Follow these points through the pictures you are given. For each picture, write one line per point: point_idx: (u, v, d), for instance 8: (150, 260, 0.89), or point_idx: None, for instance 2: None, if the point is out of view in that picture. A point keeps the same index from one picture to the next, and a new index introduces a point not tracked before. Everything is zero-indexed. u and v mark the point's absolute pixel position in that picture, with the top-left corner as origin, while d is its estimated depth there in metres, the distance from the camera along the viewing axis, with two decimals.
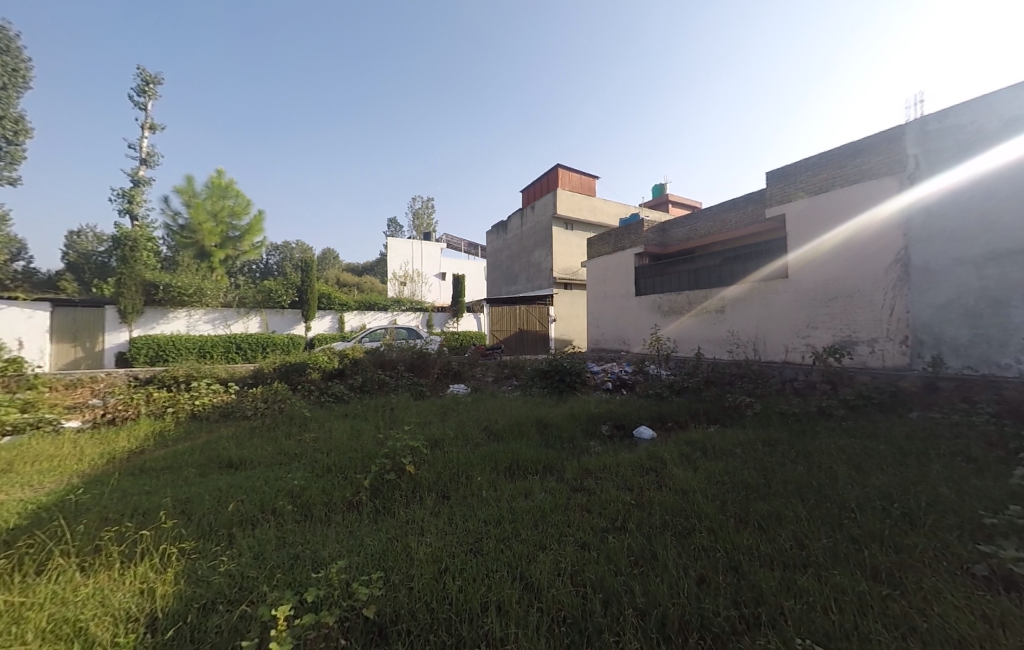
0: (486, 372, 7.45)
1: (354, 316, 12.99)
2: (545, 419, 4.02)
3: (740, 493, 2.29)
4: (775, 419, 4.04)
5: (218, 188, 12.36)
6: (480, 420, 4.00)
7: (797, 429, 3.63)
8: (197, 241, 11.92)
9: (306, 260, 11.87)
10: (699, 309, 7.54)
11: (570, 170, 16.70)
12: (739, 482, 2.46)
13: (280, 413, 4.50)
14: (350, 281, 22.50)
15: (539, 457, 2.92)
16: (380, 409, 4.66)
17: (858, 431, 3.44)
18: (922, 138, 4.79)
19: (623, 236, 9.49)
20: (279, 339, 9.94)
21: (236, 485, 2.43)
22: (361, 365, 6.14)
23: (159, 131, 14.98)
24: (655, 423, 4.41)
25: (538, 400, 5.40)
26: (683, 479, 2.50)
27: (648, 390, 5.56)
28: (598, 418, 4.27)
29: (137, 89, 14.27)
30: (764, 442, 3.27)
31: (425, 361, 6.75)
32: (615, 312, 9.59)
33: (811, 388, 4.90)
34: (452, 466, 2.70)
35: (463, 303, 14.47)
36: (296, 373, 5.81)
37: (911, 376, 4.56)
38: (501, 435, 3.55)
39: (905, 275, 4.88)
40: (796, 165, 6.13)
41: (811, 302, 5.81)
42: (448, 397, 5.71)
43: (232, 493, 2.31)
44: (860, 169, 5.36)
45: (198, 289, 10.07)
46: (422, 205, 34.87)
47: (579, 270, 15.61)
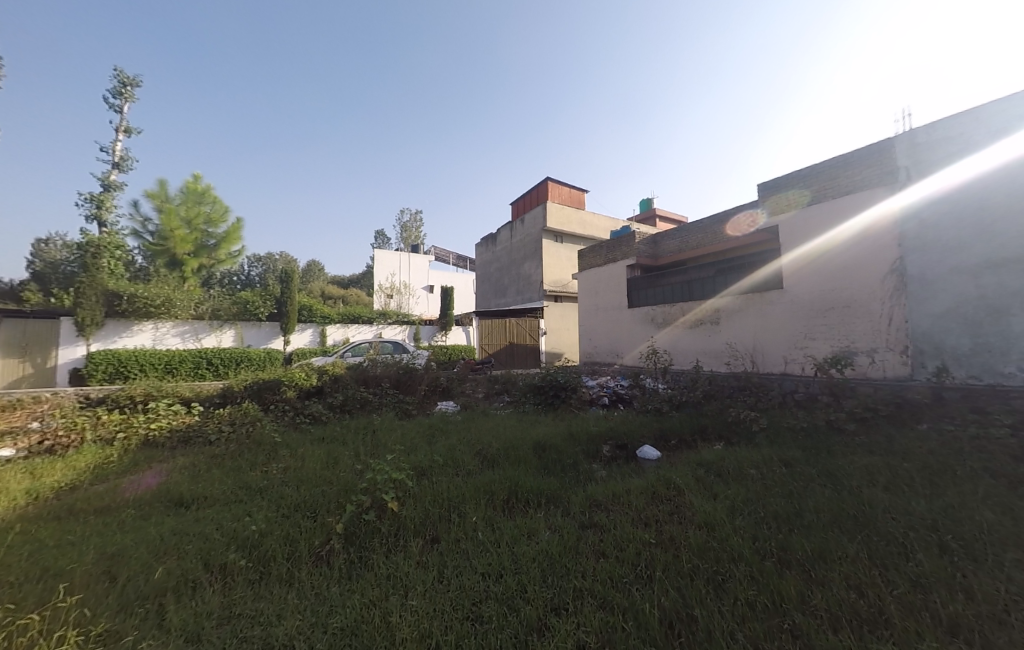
0: (476, 387, 7.09)
1: (336, 329, 12.47)
2: (542, 440, 3.70)
3: (773, 526, 1.99)
4: (785, 437, 3.80)
5: (193, 193, 11.84)
6: (472, 444, 3.64)
7: (810, 446, 3.40)
8: (168, 249, 11.30)
9: (286, 270, 11.38)
10: (693, 321, 7.39)
11: (559, 183, 16.78)
12: (766, 511, 2.16)
13: (247, 438, 4.06)
14: (336, 295, 22.00)
15: (540, 486, 2.58)
16: (361, 431, 4.25)
17: (876, 447, 3.21)
18: (911, 149, 4.79)
19: (614, 248, 9.39)
20: (254, 354, 9.40)
21: (181, 534, 2.09)
22: (342, 381, 5.71)
23: (134, 135, 14.41)
24: (658, 441, 4.12)
25: (533, 417, 5.08)
26: (705, 509, 2.20)
27: (647, 406, 5.35)
28: (598, 438, 3.97)
29: (114, 91, 13.76)
30: (781, 463, 3.00)
31: (412, 377, 6.37)
32: (608, 325, 9.39)
33: (813, 400, 4.72)
34: (441, 501, 2.36)
35: (451, 316, 14.12)
36: (269, 392, 5.30)
37: (916, 385, 4.40)
38: (496, 461, 3.21)
39: (901, 284, 4.80)
40: (788, 176, 6.10)
41: (808, 313, 5.69)
42: (436, 416, 5.35)
43: (175, 544, 1.98)
44: (852, 180, 5.33)
45: (167, 300, 9.47)
46: (410, 218, 34.74)
47: (569, 283, 15.52)
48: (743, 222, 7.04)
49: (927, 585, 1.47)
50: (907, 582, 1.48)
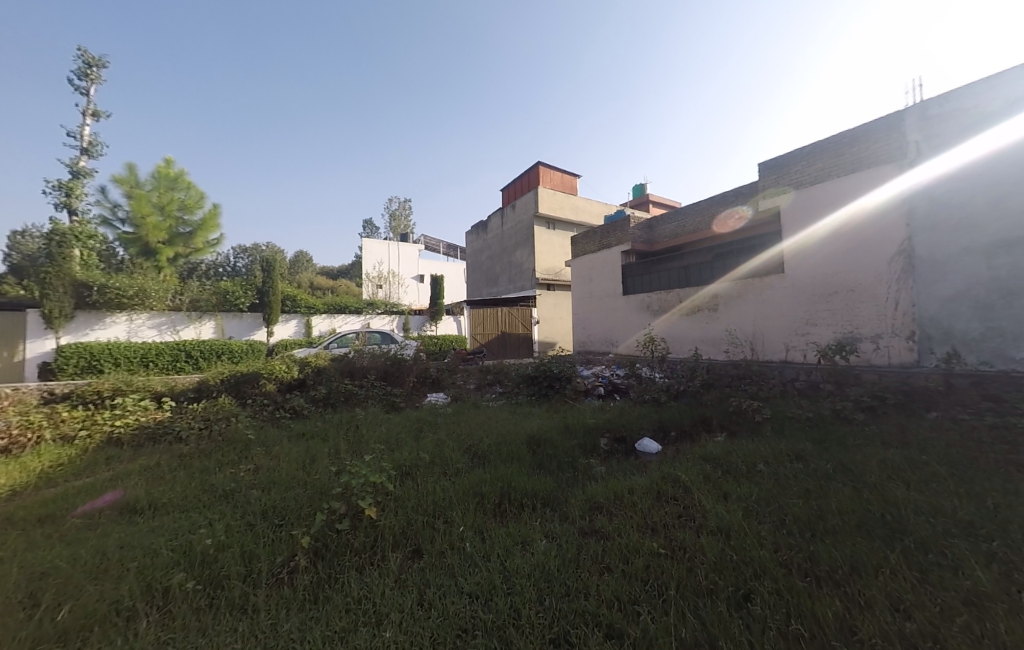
0: (467, 378, 6.86)
1: (322, 320, 12.09)
2: (536, 434, 3.50)
3: (796, 533, 1.80)
4: (790, 428, 3.64)
5: (166, 179, 11.17)
6: (461, 439, 3.42)
7: (818, 437, 3.24)
8: (141, 238, 10.72)
9: (267, 258, 10.90)
10: (691, 308, 7.21)
11: (550, 168, 16.34)
12: (784, 514, 1.97)
13: (221, 435, 3.77)
14: (324, 285, 21.48)
15: (534, 488, 2.36)
16: (344, 425, 4.01)
17: (889, 439, 3.06)
18: (922, 123, 4.57)
19: (608, 233, 9.14)
20: (237, 346, 9.05)
21: (131, 547, 1.86)
22: (325, 374, 5.43)
23: (103, 119, 13.58)
24: (658, 433, 3.95)
25: (527, 410, 4.89)
26: (717, 512, 2.01)
27: (644, 395, 5.18)
28: (595, 432, 3.77)
29: (78, 72, 12.90)
30: (792, 457, 2.84)
31: (401, 368, 6.11)
32: (602, 313, 9.18)
33: (816, 389, 4.58)
34: (426, 506, 2.13)
35: (441, 305, 13.80)
36: (247, 385, 4.95)
37: (923, 372, 4.27)
38: (487, 458, 2.99)
39: (909, 266, 4.63)
40: (790, 155, 5.87)
41: (810, 298, 5.53)
42: (425, 409, 5.12)
43: (122, 560, 1.75)
44: (858, 157, 5.12)
45: (141, 290, 9.02)
46: (400, 206, 34.00)
47: (562, 271, 15.26)
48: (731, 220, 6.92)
49: (984, 608, 1.28)
50: (962, 604, 1.30)
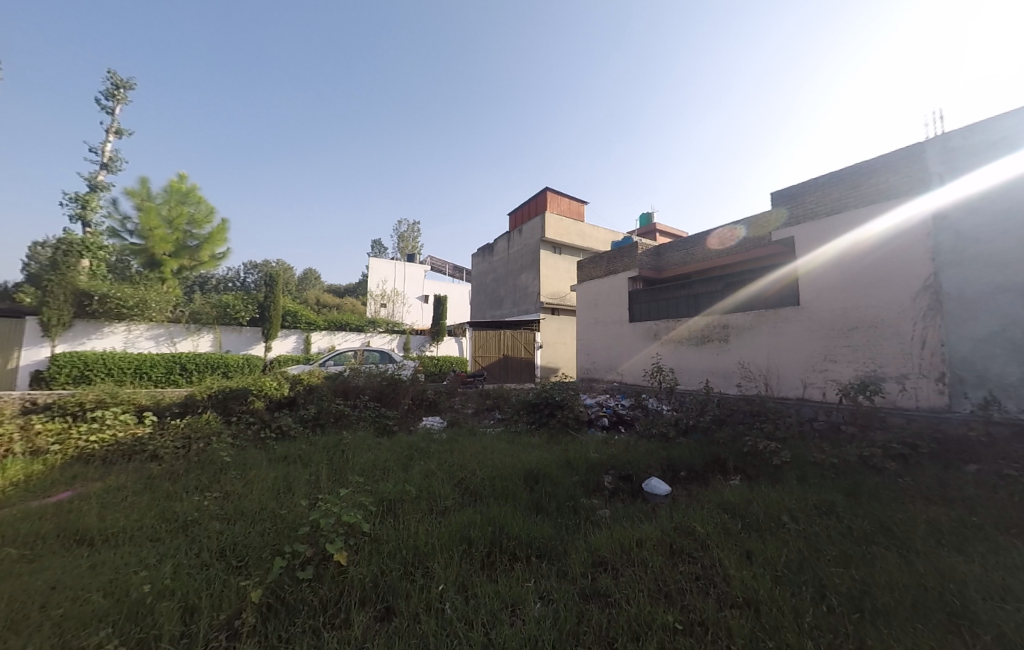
0: (465, 402, 6.59)
1: (322, 336, 11.99)
2: (535, 469, 3.22)
3: (847, 619, 1.52)
4: (813, 474, 3.35)
5: (177, 193, 11.38)
6: (453, 470, 3.15)
7: (846, 488, 2.98)
8: (147, 249, 10.81)
9: (270, 274, 10.91)
10: (701, 338, 6.97)
11: (558, 194, 16.57)
12: (828, 593, 1.68)
13: (200, 454, 3.51)
14: (330, 302, 21.57)
15: (529, 534, 2.08)
16: (329, 449, 3.74)
17: (927, 497, 2.79)
18: (945, 155, 4.48)
19: (615, 259, 9.06)
20: (233, 359, 8.93)
21: (64, 588, 1.52)
22: (317, 392, 5.22)
23: (125, 136, 14.09)
24: (667, 472, 3.65)
25: (526, 439, 4.61)
26: (745, 583, 1.73)
27: (651, 429, 4.90)
28: (599, 468, 3.49)
29: (106, 93, 13.50)
30: (818, 510, 2.58)
31: (396, 390, 5.88)
32: (608, 340, 8.96)
33: (838, 431, 4.28)
34: (401, 552, 1.85)
35: (444, 326, 13.66)
36: (235, 402, 4.69)
37: (956, 419, 3.98)
38: (480, 493, 2.73)
39: (936, 303, 4.41)
40: (805, 185, 5.79)
41: (828, 333, 5.30)
42: (419, 434, 4.86)
43: (44, 608, 1.41)
44: (878, 189, 5.01)
45: (142, 301, 8.92)
46: (408, 227, 34.60)
47: (567, 296, 15.16)
48: (725, 236, 7.21)
49: None
50: None
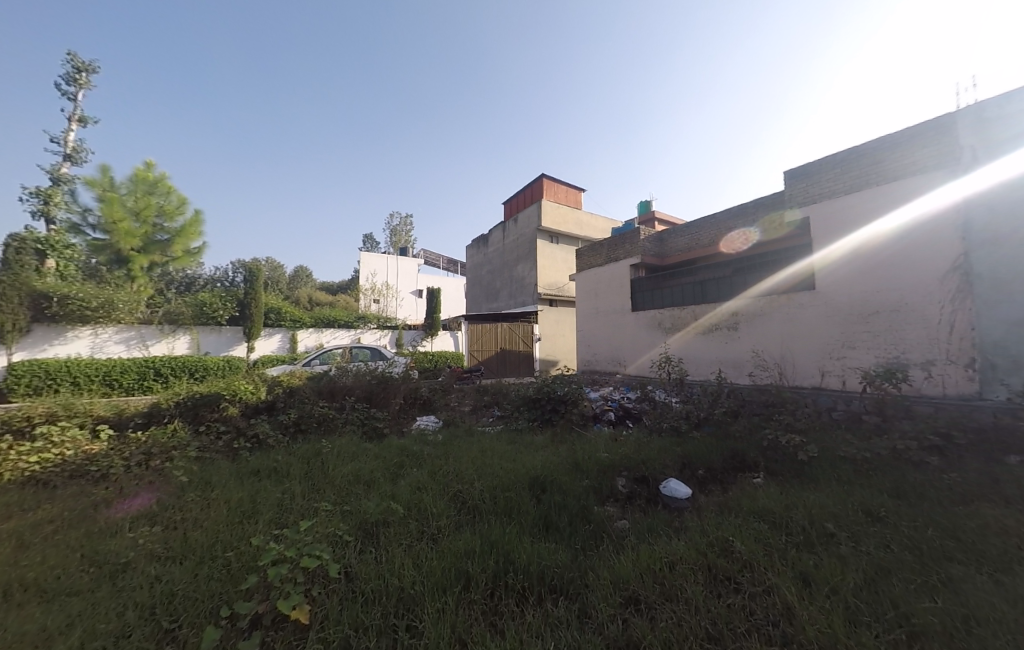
0: (462, 400, 6.23)
1: (308, 334, 11.53)
2: (541, 474, 2.86)
3: None
4: (846, 470, 3.02)
5: (143, 182, 10.69)
6: (448, 481, 2.78)
7: (888, 486, 2.63)
8: (112, 244, 10.05)
9: (250, 268, 10.37)
10: (708, 326, 6.65)
11: (554, 181, 16.06)
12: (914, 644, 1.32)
13: (158, 473, 3.10)
14: (323, 300, 21.08)
15: (539, 565, 1.71)
16: (306, 459, 3.35)
17: (978, 493, 2.46)
18: (978, 126, 4.09)
19: (616, 246, 8.66)
20: (212, 362, 8.54)
21: None
22: (299, 395, 4.83)
23: (90, 124, 13.36)
24: (683, 471, 3.32)
25: (527, 439, 4.26)
26: (807, 631, 1.37)
27: (661, 424, 4.56)
28: (611, 470, 3.14)
29: (67, 78, 12.74)
30: (864, 514, 2.24)
31: (387, 389, 5.49)
32: (609, 330, 8.62)
33: (860, 421, 3.98)
34: (380, 604, 1.48)
35: (438, 320, 13.24)
36: (206, 409, 4.29)
37: (990, 405, 3.67)
38: (479, 509, 2.37)
39: (966, 284, 4.08)
40: (821, 162, 5.40)
41: (847, 318, 4.97)
42: (412, 436, 4.50)
43: None
44: (902, 164, 4.63)
45: (108, 302, 8.42)
46: (401, 221, 33.96)
47: (565, 286, 14.77)
48: (737, 240, 6.64)
49: None
50: None
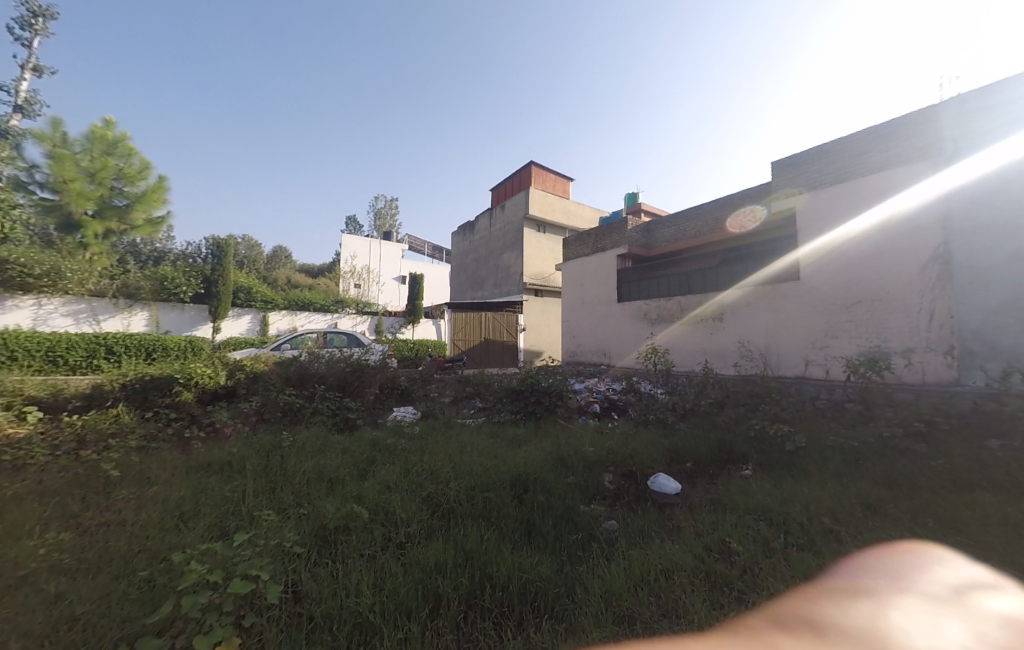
0: (443, 390, 5.97)
1: (280, 317, 11.01)
2: (522, 470, 2.66)
3: None
4: (836, 460, 2.92)
5: (100, 140, 9.79)
6: (420, 480, 2.53)
7: (880, 476, 2.52)
8: (61, 205, 9.26)
9: (217, 243, 9.71)
10: (693, 317, 6.57)
11: (542, 169, 15.73)
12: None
13: (89, 463, 2.74)
14: (301, 283, 20.28)
15: (520, 581, 1.51)
16: (265, 452, 3.04)
17: (971, 482, 2.37)
18: (960, 115, 4.05)
19: (603, 235, 8.49)
20: (173, 343, 8.03)
21: None
22: (263, 382, 4.49)
23: (46, 75, 12.17)
24: (670, 464, 3.17)
25: (509, 432, 4.05)
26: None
27: (648, 417, 4.43)
28: (596, 465, 2.96)
29: (19, 20, 11.49)
30: (861, 507, 2.10)
31: (362, 377, 5.18)
32: (594, 321, 8.48)
33: (842, 409, 3.92)
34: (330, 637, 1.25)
35: (419, 306, 12.86)
36: (157, 394, 3.90)
37: (972, 393, 3.64)
38: (454, 513, 2.15)
39: (945, 274, 4.06)
40: (806, 153, 5.31)
41: (830, 308, 4.93)
42: (387, 428, 4.23)
43: None
44: (885, 156, 4.56)
45: (54, 271, 7.70)
46: (385, 206, 32.95)
47: (550, 277, 14.56)
48: (746, 220, 6.24)
49: None
50: None
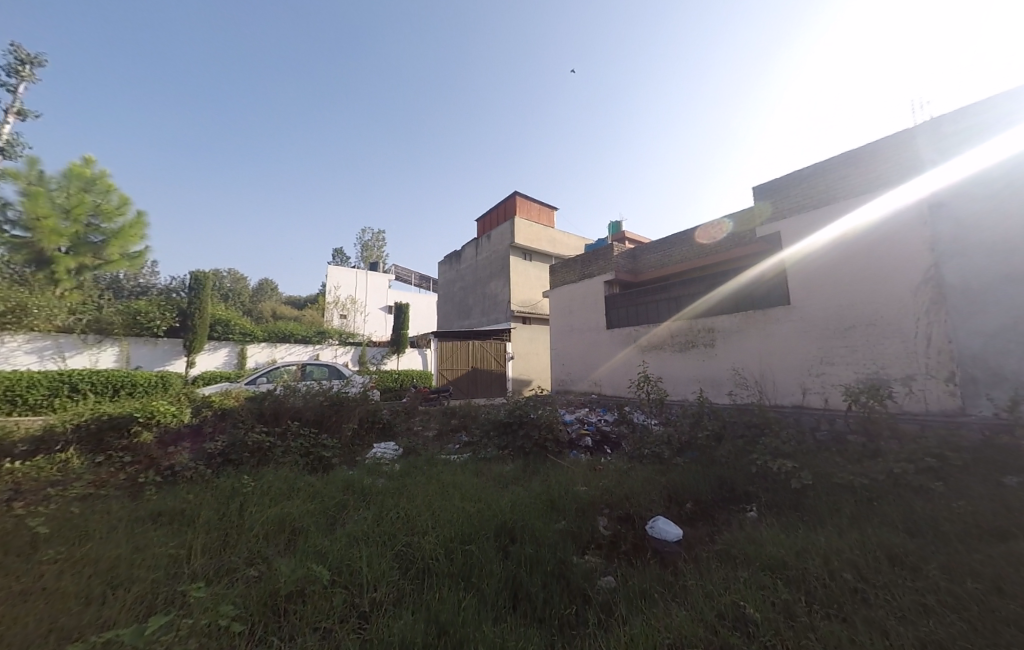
0: (426, 424, 5.66)
1: (260, 350, 10.62)
2: (510, 517, 2.38)
3: None
4: (847, 499, 2.73)
5: (79, 178, 9.67)
6: (396, 530, 2.25)
7: (899, 521, 2.34)
8: (33, 243, 8.99)
9: (196, 275, 9.44)
10: (685, 343, 6.47)
11: (528, 200, 16.05)
12: None
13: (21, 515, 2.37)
14: (286, 315, 19.85)
15: None
16: (223, 499, 2.70)
17: (996, 524, 2.19)
18: (936, 140, 4.20)
19: (590, 262, 8.51)
20: (144, 377, 7.56)
21: None
22: (232, 418, 4.14)
23: (30, 118, 12.20)
24: (671, 506, 2.92)
25: (496, 470, 3.76)
26: None
27: (643, 451, 4.21)
28: (591, 507, 2.70)
29: (8, 68, 11.62)
30: (887, 560, 1.89)
31: (340, 412, 4.86)
32: (584, 348, 8.34)
33: (844, 442, 3.77)
34: None
35: (406, 336, 12.59)
36: (113, 435, 3.54)
37: (976, 424, 3.54)
38: (432, 573, 1.88)
39: (938, 297, 4.05)
40: (788, 178, 5.44)
41: (824, 333, 4.88)
42: (364, 467, 3.90)
43: None
44: (867, 179, 4.68)
45: (20, 306, 7.31)
46: (372, 236, 33.09)
47: (539, 305, 14.54)
48: (714, 231, 6.64)
49: None
50: None
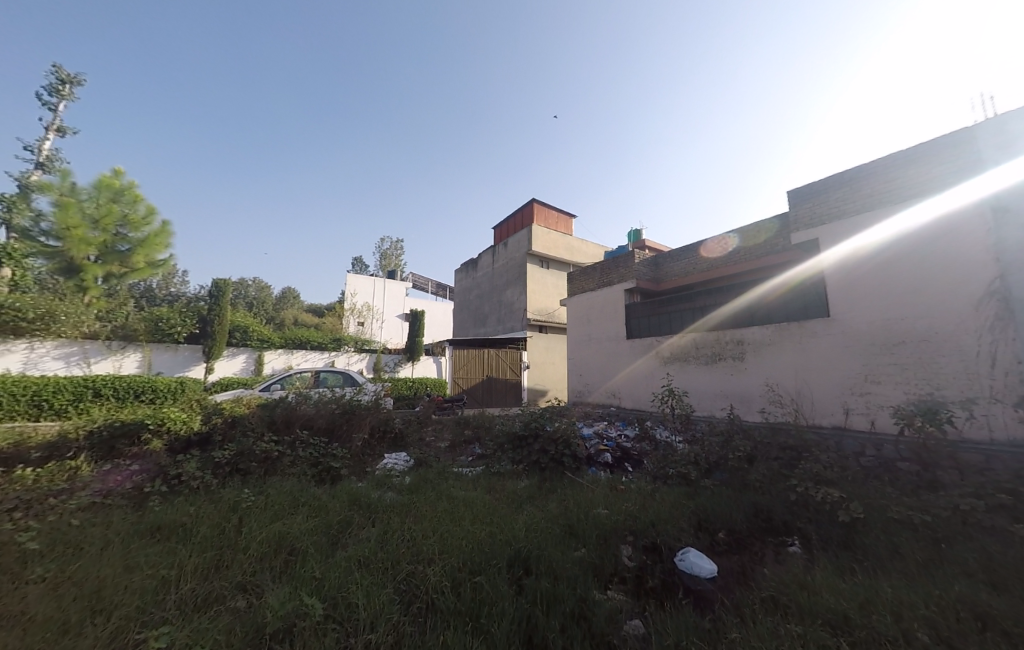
0: (439, 435, 5.49)
1: (277, 356, 10.76)
2: (524, 546, 2.15)
3: None
4: (908, 540, 2.40)
5: (108, 189, 10.05)
6: (401, 555, 2.06)
7: (978, 572, 2.01)
8: (64, 252, 9.42)
9: (217, 283, 9.70)
10: (711, 355, 6.13)
11: (545, 207, 15.92)
12: None
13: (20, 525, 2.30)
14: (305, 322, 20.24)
15: None
16: (224, 512, 2.59)
17: None
18: (1003, 138, 3.82)
19: (610, 270, 8.26)
20: (164, 382, 7.75)
21: None
22: (242, 426, 4.05)
23: (69, 135, 12.94)
24: (703, 536, 2.64)
25: (510, 486, 3.55)
26: None
27: (667, 471, 3.91)
28: (614, 535, 2.45)
29: (50, 89, 12.42)
30: (974, 624, 1.59)
31: (351, 420, 4.75)
32: (602, 358, 8.05)
33: (896, 470, 3.40)
34: None
35: (420, 343, 12.55)
36: (124, 443, 3.51)
37: None
38: (436, 612, 1.68)
39: (1005, 312, 3.66)
40: (828, 180, 5.11)
41: (868, 349, 4.50)
42: (373, 479, 3.76)
43: None
44: (919, 181, 4.33)
45: (49, 314, 7.55)
46: (391, 245, 33.57)
47: (555, 313, 14.30)
48: (714, 248, 6.86)
49: None
50: None
